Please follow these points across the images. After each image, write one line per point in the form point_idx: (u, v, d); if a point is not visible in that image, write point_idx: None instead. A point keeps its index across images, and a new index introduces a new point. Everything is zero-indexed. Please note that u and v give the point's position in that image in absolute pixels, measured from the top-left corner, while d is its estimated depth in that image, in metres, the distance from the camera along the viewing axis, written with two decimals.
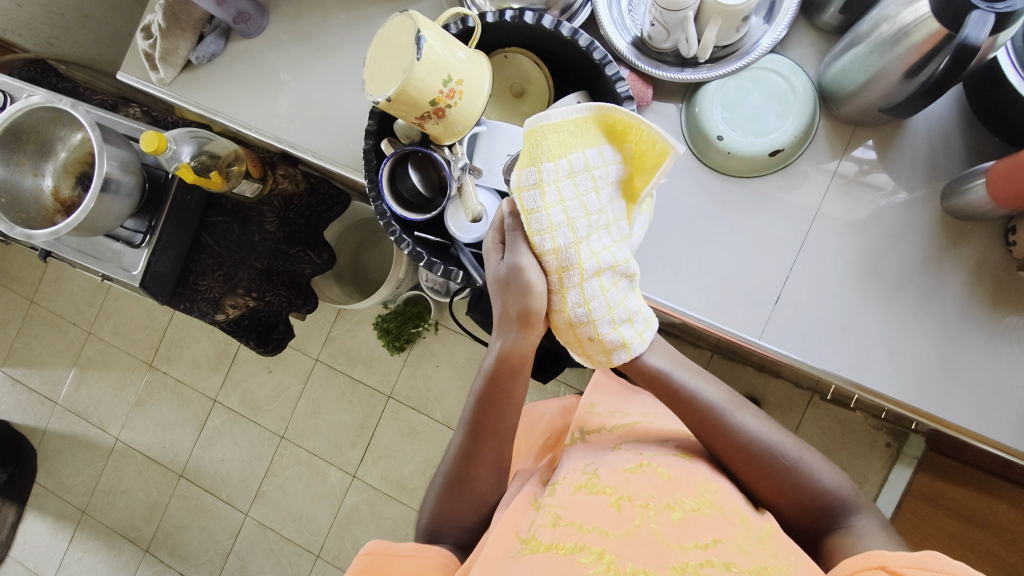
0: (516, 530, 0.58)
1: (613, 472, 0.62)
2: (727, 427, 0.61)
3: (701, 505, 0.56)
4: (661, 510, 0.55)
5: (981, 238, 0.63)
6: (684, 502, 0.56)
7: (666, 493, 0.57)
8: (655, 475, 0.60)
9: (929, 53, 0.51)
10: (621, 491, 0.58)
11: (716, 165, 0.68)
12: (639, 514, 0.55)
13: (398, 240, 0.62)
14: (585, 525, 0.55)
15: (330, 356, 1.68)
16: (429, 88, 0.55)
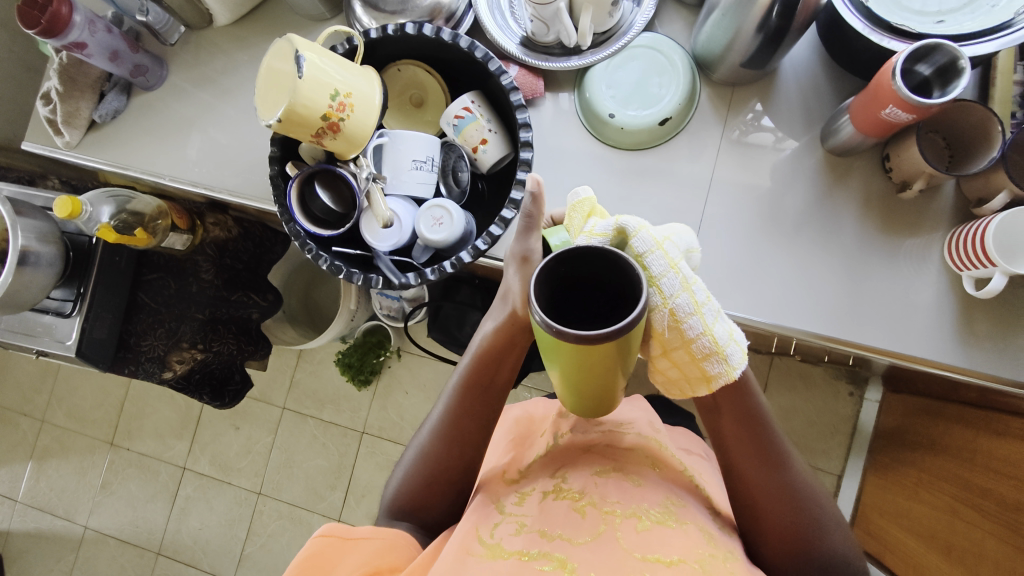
0: (476, 526, 0.61)
1: (582, 478, 0.66)
2: (779, 469, 0.58)
3: (665, 517, 0.60)
4: (627, 518, 0.59)
5: (864, 170, 0.67)
6: (651, 513, 0.60)
7: (633, 500, 0.61)
8: (623, 482, 0.64)
9: (766, 8, 0.56)
10: (588, 497, 0.62)
11: (614, 142, 0.72)
12: (603, 521, 0.59)
13: (316, 257, 0.64)
14: (550, 532, 0.59)
15: (298, 402, 1.65)
16: (317, 103, 0.57)
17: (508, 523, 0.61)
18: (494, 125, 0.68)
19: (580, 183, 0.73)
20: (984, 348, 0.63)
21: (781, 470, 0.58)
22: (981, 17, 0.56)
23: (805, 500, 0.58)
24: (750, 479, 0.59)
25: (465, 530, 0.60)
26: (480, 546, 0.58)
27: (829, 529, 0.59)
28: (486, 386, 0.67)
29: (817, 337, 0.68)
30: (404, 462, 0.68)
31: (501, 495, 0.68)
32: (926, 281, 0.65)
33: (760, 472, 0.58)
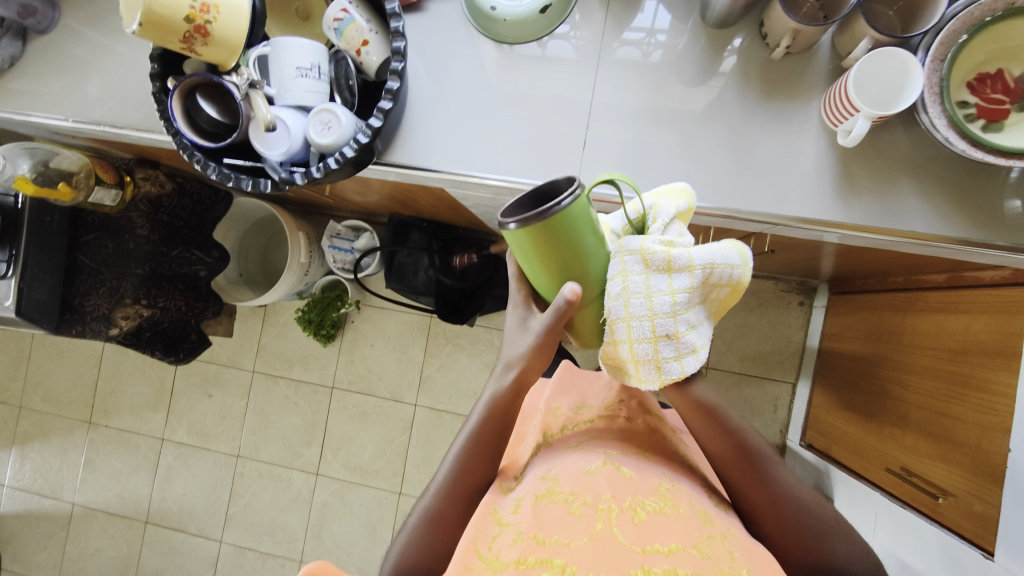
0: (474, 540, 0.58)
1: (574, 475, 0.65)
2: (764, 478, 0.60)
3: (661, 505, 0.61)
4: (622, 510, 0.60)
5: (741, 42, 0.68)
6: (646, 503, 0.61)
7: (626, 494, 0.62)
8: (616, 473, 0.65)
9: None
10: (581, 497, 0.61)
11: (504, 37, 0.73)
12: (599, 517, 0.59)
13: (203, 167, 0.66)
14: (546, 537, 0.57)
15: (267, 364, 1.67)
16: (177, 4, 0.58)
17: (506, 533, 0.59)
18: (374, 26, 0.68)
19: (470, 81, 0.74)
20: (864, 199, 0.65)
21: (761, 487, 0.60)
22: None
23: (799, 514, 0.59)
24: (744, 491, 0.61)
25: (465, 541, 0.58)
26: (478, 559, 0.56)
27: (830, 533, 0.58)
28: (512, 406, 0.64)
29: (789, 219, 0.67)
30: (419, 508, 0.63)
31: (497, 497, 0.65)
32: (808, 142, 0.66)
33: (748, 485, 0.60)
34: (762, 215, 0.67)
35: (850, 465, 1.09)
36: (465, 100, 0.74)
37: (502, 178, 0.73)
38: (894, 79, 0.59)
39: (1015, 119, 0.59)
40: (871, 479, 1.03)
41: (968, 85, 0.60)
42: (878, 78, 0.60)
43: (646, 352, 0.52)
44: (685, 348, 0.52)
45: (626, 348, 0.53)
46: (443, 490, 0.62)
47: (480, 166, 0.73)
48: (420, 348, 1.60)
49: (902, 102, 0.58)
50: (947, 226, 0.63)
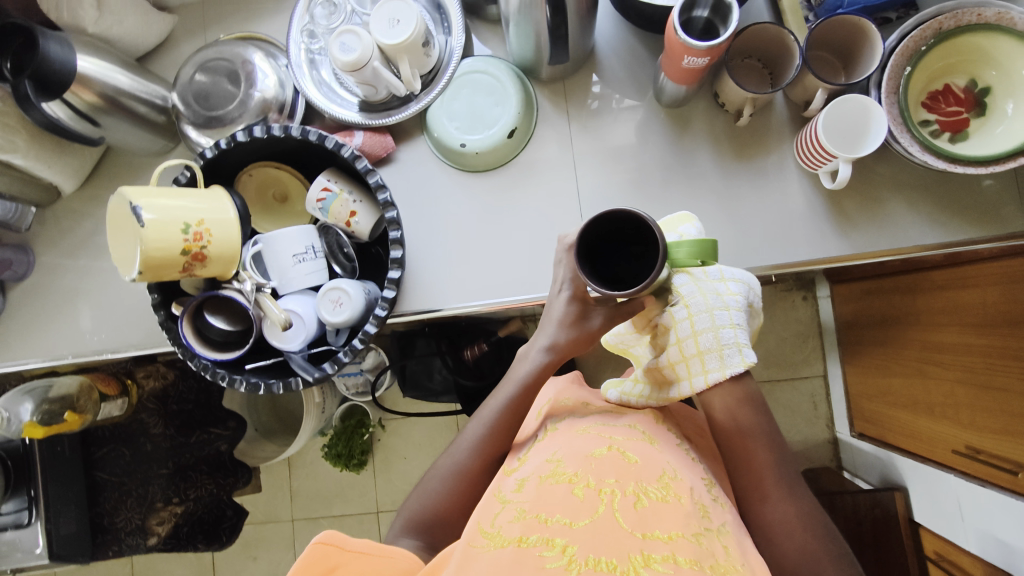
0: (477, 520, 0.56)
1: (578, 457, 0.60)
2: (785, 501, 0.60)
3: (664, 492, 0.56)
4: (626, 493, 0.55)
5: (702, 112, 0.71)
6: (649, 488, 0.56)
7: (630, 478, 0.57)
8: (620, 457, 0.59)
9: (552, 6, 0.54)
10: (586, 478, 0.57)
11: (478, 166, 0.74)
12: (601, 500, 0.55)
13: (231, 382, 0.64)
14: (548, 516, 0.54)
15: (304, 507, 1.61)
16: (172, 242, 0.58)
17: (507, 510, 0.56)
18: (357, 195, 0.69)
19: (458, 215, 0.75)
20: (858, 227, 0.68)
21: (777, 503, 0.60)
22: None
23: (805, 541, 0.58)
24: (760, 507, 0.61)
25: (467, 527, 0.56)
26: (482, 537, 0.54)
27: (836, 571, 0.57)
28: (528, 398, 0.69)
29: (797, 264, 0.69)
30: (438, 468, 0.68)
31: (499, 482, 0.62)
32: (792, 188, 0.69)
33: (775, 496, 0.60)
34: (767, 266, 0.69)
35: (912, 450, 1.09)
36: (459, 233, 0.75)
37: (516, 297, 0.74)
38: (857, 123, 0.63)
39: (977, 125, 0.63)
40: (936, 460, 1.03)
41: (923, 104, 0.64)
42: (841, 125, 0.63)
43: (709, 344, 0.58)
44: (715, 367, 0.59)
45: (708, 340, 0.58)
46: (452, 466, 0.67)
47: (490, 292, 0.74)
48: None
49: (873, 140, 0.62)
50: (943, 231, 0.67)
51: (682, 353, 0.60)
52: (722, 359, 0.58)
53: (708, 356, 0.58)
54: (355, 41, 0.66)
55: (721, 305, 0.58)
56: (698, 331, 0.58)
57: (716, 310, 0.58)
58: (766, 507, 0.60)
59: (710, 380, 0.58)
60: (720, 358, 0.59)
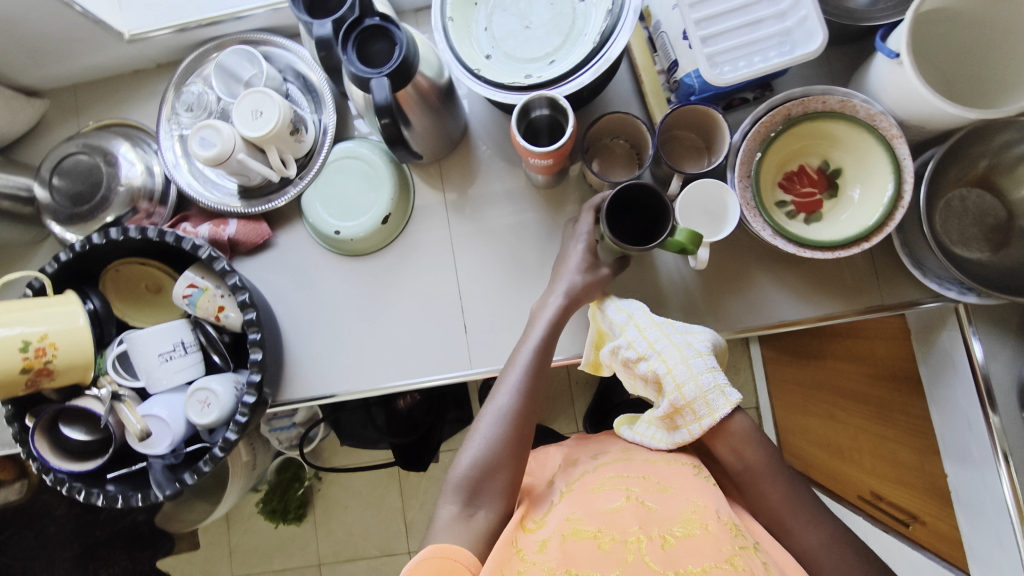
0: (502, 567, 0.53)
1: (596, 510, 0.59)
2: (808, 522, 0.58)
3: (689, 529, 0.56)
4: (650, 538, 0.55)
5: (574, 192, 0.72)
6: (673, 530, 0.56)
7: (653, 523, 0.56)
8: (638, 506, 0.58)
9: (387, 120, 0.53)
10: (608, 531, 0.56)
11: (357, 251, 0.73)
12: (628, 550, 0.54)
13: (87, 496, 0.61)
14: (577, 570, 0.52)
15: (243, 564, 1.57)
16: (8, 362, 0.56)
17: (535, 569, 0.53)
18: (225, 289, 0.68)
19: (339, 299, 0.74)
20: (725, 305, 0.69)
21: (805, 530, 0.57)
22: (582, 47, 0.60)
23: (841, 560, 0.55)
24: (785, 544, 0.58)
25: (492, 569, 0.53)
26: None
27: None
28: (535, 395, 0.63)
29: None
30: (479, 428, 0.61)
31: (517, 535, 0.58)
32: (664, 267, 0.70)
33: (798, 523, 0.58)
34: None
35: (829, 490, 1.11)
36: (340, 318, 0.74)
37: (398, 383, 0.73)
38: (714, 206, 0.63)
39: (830, 207, 0.65)
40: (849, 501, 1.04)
41: (779, 184, 0.66)
42: (701, 205, 0.64)
43: (691, 395, 0.59)
44: (705, 412, 0.60)
45: (696, 387, 0.59)
46: (469, 474, 0.59)
47: (373, 377, 0.73)
48: (395, 494, 1.54)
49: (725, 226, 0.63)
50: (810, 305, 0.68)
51: (675, 406, 0.60)
52: (711, 406, 0.59)
53: (698, 404, 0.59)
54: (215, 136, 0.65)
55: (694, 352, 0.61)
56: (681, 385, 0.60)
57: (694, 358, 0.60)
58: (794, 540, 0.58)
59: (705, 425, 0.60)
60: (708, 406, 0.59)
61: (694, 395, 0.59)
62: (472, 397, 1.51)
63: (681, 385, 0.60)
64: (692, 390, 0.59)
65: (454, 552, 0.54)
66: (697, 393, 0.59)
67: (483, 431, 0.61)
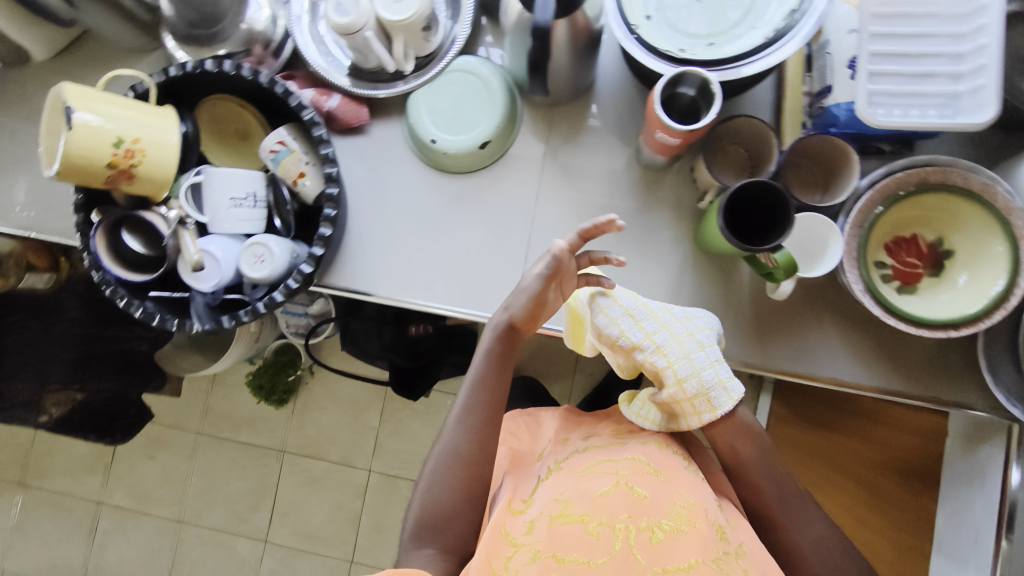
0: (490, 559, 0.60)
1: (586, 496, 0.64)
2: (795, 522, 0.65)
3: (678, 522, 0.61)
4: (638, 530, 0.60)
5: (675, 181, 0.69)
6: (661, 522, 0.61)
7: (642, 513, 0.62)
8: (630, 494, 0.63)
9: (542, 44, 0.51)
10: (599, 517, 0.61)
11: (444, 166, 0.72)
12: (616, 538, 0.60)
13: (127, 305, 0.62)
14: (564, 556, 0.59)
15: (213, 425, 1.59)
16: (99, 153, 0.56)
17: (523, 553, 0.60)
18: (312, 157, 0.67)
19: (411, 207, 0.74)
20: (782, 345, 0.67)
21: (796, 530, 0.65)
22: (745, 39, 0.57)
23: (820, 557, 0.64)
24: (783, 536, 0.65)
25: (478, 560, 0.59)
26: None
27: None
28: (494, 405, 0.66)
29: None
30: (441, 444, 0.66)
31: (508, 523, 0.64)
32: (738, 285, 0.68)
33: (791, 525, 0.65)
34: None
35: None
36: (406, 225, 0.74)
37: (440, 306, 0.73)
38: (815, 244, 0.63)
39: (927, 284, 0.62)
40: None
41: (886, 246, 0.63)
42: (801, 238, 0.63)
43: (695, 388, 0.62)
44: (704, 404, 0.63)
45: (698, 383, 0.62)
46: (440, 497, 0.63)
47: (419, 293, 0.73)
48: (375, 411, 1.56)
49: (820, 267, 0.62)
50: (867, 372, 0.66)
51: (674, 399, 0.63)
52: (710, 399, 0.63)
53: (699, 398, 0.63)
54: (351, 5, 0.64)
55: (696, 345, 0.62)
56: (683, 379, 0.62)
57: (698, 351, 0.62)
58: (786, 532, 0.65)
59: (705, 418, 0.64)
60: (708, 400, 0.63)
61: (697, 390, 0.62)
62: (478, 348, 1.51)
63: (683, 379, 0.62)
64: (694, 385, 0.62)
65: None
66: (700, 389, 0.62)
67: (448, 436, 0.66)
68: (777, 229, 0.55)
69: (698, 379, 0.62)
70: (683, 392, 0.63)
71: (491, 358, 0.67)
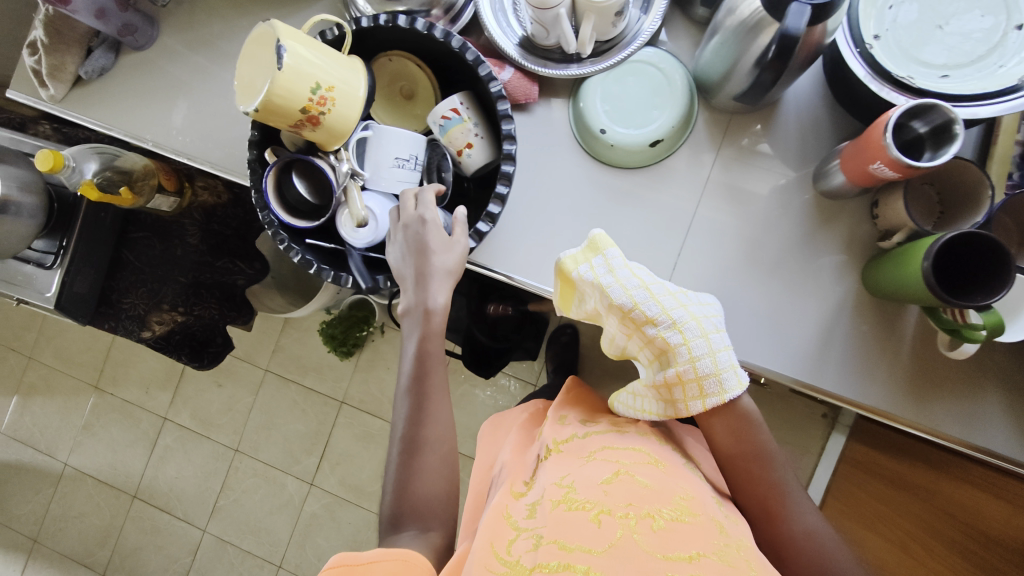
0: (493, 546, 0.57)
1: (590, 483, 0.59)
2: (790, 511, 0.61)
3: (680, 514, 0.55)
4: (642, 517, 0.54)
5: (851, 215, 0.66)
6: (664, 511, 0.55)
7: (645, 502, 0.56)
8: (635, 483, 0.58)
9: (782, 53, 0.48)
10: (601, 504, 0.56)
11: (605, 158, 0.71)
12: (620, 526, 0.54)
13: (287, 249, 0.63)
14: (569, 543, 0.53)
15: (281, 365, 1.67)
16: (297, 96, 0.55)
17: (524, 539, 0.57)
18: (481, 129, 0.66)
19: (564, 195, 0.72)
20: (939, 404, 0.64)
21: (795, 521, 0.61)
22: (986, 78, 0.53)
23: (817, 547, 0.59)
24: (777, 528, 0.61)
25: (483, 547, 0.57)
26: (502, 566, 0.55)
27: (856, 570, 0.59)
28: (438, 381, 0.65)
29: (853, 403, 0.66)
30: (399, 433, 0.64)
31: (513, 509, 0.63)
32: (902, 334, 0.65)
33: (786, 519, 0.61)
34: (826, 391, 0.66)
35: None
36: (555, 212, 0.72)
37: None
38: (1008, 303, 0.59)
39: None
40: None
41: None
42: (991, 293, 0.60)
43: (708, 369, 0.57)
44: (710, 388, 0.58)
45: (711, 363, 0.58)
46: (419, 488, 0.61)
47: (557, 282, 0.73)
48: None
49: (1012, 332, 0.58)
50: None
51: (681, 377, 0.58)
52: (717, 387, 0.58)
53: (709, 379, 0.57)
54: None
55: (711, 327, 0.59)
56: (696, 359, 0.58)
57: (710, 334, 0.58)
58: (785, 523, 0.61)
59: (709, 403, 0.58)
60: (714, 385, 0.58)
61: (707, 369, 0.57)
62: (547, 337, 1.50)
63: (695, 354, 0.57)
64: (699, 363, 0.57)
65: (408, 556, 0.55)
66: (711, 369, 0.57)
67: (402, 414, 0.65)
68: (981, 288, 0.53)
69: (707, 357, 0.58)
70: (687, 367, 0.58)
71: (424, 335, 0.64)
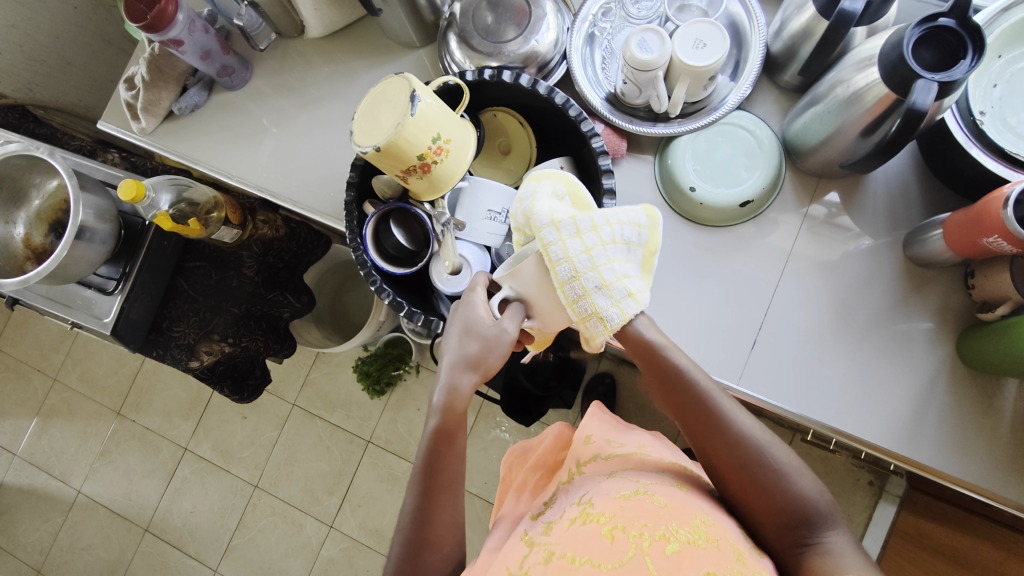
0: (507, 564, 0.55)
1: (608, 498, 0.57)
2: (718, 423, 0.54)
3: (695, 536, 0.50)
4: (655, 538, 0.50)
5: (943, 283, 0.66)
6: (679, 531, 0.50)
7: (661, 521, 0.52)
8: (652, 502, 0.55)
9: (907, 125, 0.48)
10: (615, 520, 0.53)
11: (689, 214, 0.71)
12: (632, 545, 0.50)
13: (379, 290, 0.62)
14: (579, 557, 0.51)
15: (309, 400, 1.64)
16: (418, 143, 0.56)
17: (537, 552, 0.55)
18: None
19: None
20: None
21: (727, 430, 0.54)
22: None
23: (744, 455, 0.53)
24: (704, 439, 0.55)
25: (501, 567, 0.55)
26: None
27: (790, 473, 0.52)
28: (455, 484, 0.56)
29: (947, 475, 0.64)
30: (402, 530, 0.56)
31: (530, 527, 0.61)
32: (997, 406, 0.64)
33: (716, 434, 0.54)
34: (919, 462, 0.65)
35: None
36: None
37: None
38: None
39: None
40: None
41: None
42: None
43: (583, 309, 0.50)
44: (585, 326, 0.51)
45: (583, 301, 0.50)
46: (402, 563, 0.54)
47: None
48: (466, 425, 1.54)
49: None
50: None
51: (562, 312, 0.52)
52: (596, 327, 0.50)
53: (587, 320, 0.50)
54: (657, 44, 0.63)
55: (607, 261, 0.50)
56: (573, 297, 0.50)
57: (604, 264, 0.49)
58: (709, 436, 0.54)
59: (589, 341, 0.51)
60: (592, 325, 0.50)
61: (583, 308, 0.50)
62: (583, 386, 1.47)
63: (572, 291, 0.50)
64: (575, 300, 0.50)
65: None
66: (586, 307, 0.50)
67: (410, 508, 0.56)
68: None
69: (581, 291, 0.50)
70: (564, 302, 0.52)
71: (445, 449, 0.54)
